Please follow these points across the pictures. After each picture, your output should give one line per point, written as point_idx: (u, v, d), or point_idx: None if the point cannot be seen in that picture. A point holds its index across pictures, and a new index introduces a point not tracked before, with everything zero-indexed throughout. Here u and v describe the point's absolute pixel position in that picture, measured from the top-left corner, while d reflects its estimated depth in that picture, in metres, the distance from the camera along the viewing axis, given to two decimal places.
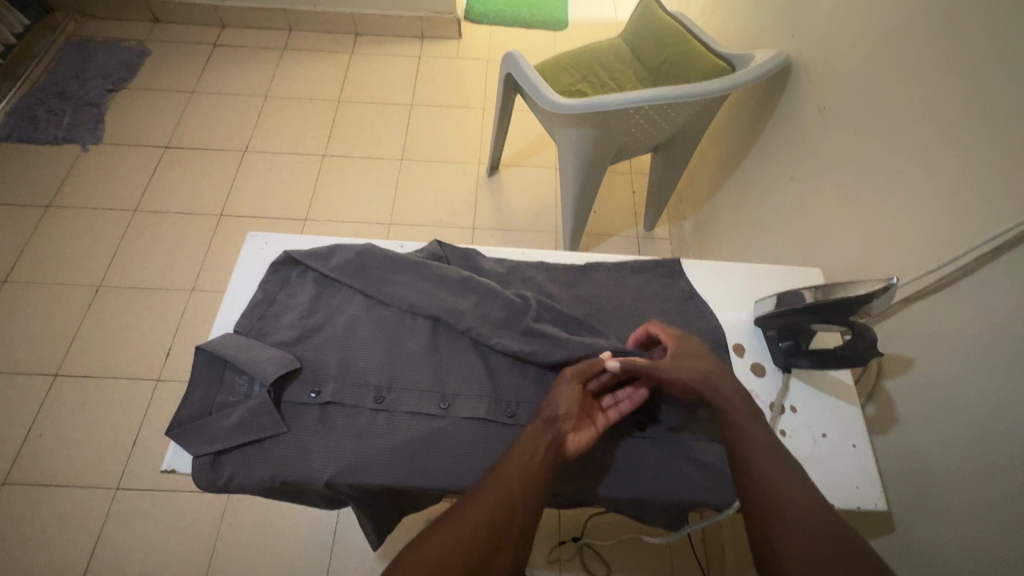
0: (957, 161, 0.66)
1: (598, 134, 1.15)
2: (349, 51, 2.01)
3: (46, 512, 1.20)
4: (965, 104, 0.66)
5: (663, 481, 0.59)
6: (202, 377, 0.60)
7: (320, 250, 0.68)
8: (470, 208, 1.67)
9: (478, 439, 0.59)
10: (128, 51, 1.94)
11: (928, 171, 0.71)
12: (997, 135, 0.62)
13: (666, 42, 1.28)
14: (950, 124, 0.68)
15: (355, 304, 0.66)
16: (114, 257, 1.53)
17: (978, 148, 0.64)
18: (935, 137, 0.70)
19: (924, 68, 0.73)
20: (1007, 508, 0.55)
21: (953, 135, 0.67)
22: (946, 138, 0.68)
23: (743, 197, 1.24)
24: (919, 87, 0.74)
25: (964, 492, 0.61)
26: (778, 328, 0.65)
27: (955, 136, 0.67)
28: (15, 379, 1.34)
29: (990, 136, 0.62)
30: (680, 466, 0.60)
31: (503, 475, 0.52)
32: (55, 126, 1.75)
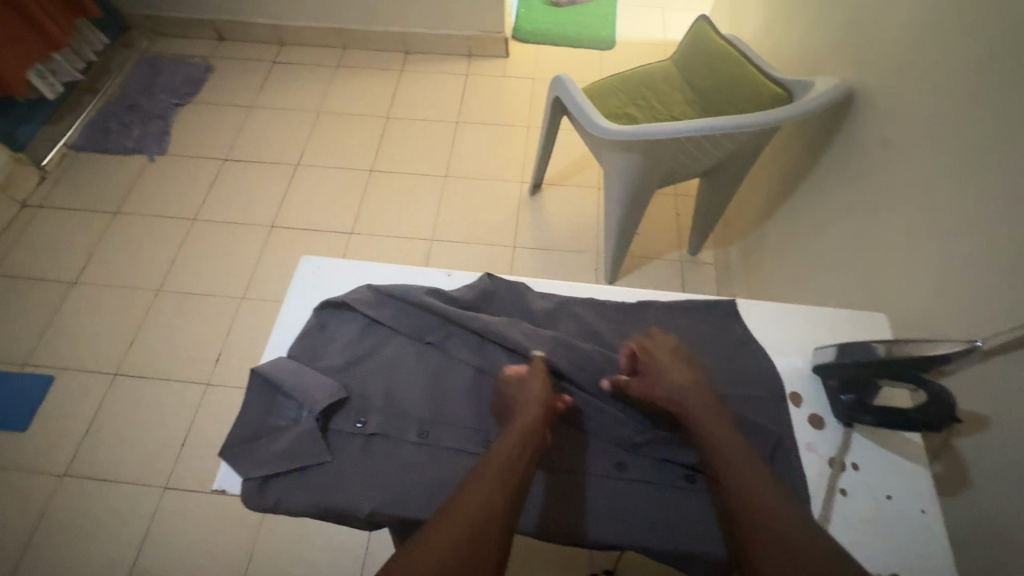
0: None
1: (646, 159, 1.13)
2: (399, 68, 2.07)
3: (99, 505, 1.26)
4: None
5: (662, 520, 0.58)
6: (255, 399, 0.62)
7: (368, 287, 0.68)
8: (511, 226, 1.68)
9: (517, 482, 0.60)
10: (194, 68, 2.06)
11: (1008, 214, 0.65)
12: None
13: (719, 67, 1.25)
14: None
15: (401, 338, 0.66)
16: (172, 263, 1.61)
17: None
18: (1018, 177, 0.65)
19: (1005, 104, 0.68)
20: None
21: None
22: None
23: (795, 227, 1.20)
24: (998, 124, 0.69)
25: None
26: (840, 379, 0.61)
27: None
28: (79, 376, 1.42)
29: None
30: (676, 503, 0.59)
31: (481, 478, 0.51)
32: (126, 137, 1.87)
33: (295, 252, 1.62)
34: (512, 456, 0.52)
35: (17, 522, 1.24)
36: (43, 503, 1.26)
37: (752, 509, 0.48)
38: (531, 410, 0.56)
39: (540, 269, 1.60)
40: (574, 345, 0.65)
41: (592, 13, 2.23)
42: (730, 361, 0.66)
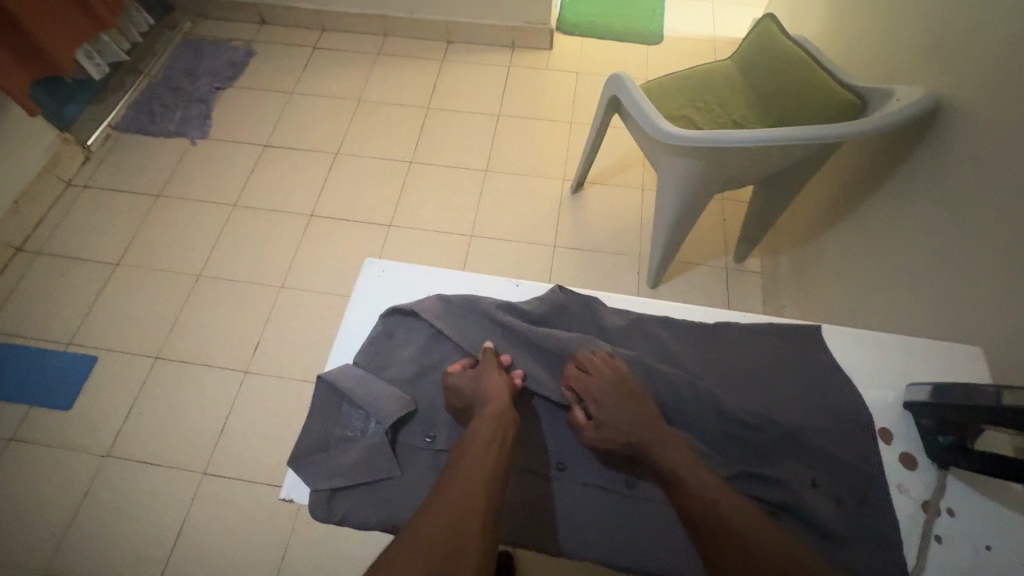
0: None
1: (707, 166, 1.09)
2: (440, 58, 2.03)
3: (140, 487, 1.28)
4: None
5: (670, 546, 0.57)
6: (322, 406, 0.60)
7: (435, 300, 0.66)
8: (551, 225, 1.65)
9: (587, 501, 0.61)
10: (235, 51, 2.05)
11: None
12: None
13: (785, 70, 1.19)
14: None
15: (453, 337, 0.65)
16: (212, 248, 1.62)
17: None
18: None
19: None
20: None
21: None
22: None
23: (858, 241, 1.14)
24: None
25: None
26: (936, 419, 0.58)
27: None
28: (121, 358, 1.44)
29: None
30: None
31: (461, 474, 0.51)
32: (168, 120, 1.87)
33: (334, 242, 1.62)
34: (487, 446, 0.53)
35: (63, 499, 1.26)
36: (86, 483, 1.28)
37: (723, 530, 0.49)
38: (494, 403, 0.57)
39: (579, 271, 1.57)
40: (652, 366, 0.63)
41: (638, 6, 2.16)
42: (814, 390, 0.63)
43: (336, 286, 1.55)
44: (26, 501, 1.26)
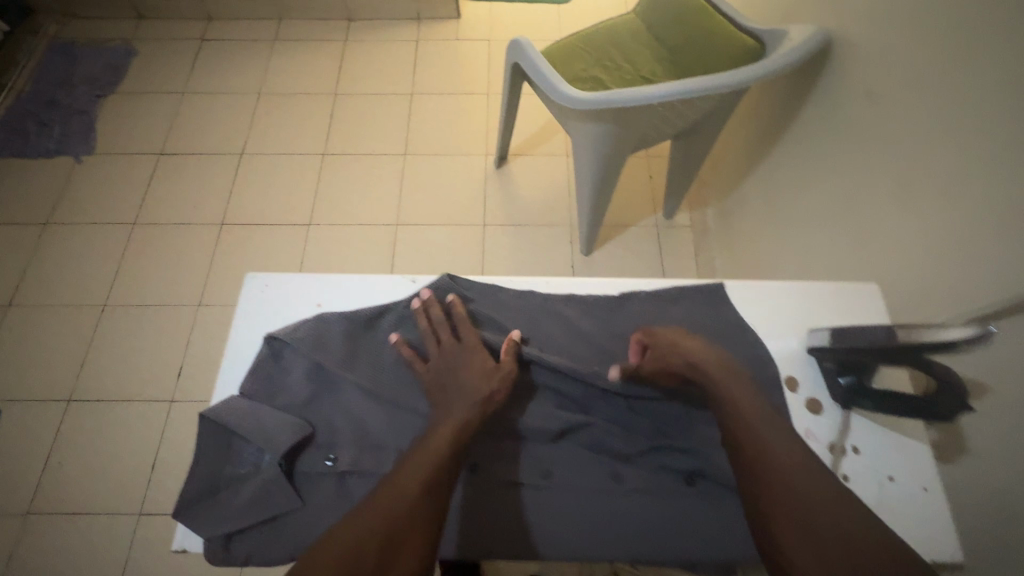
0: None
1: (617, 127, 1.06)
2: (343, 38, 1.90)
3: (73, 540, 1.19)
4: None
5: (597, 526, 0.58)
6: (207, 448, 0.55)
7: (306, 326, 0.60)
8: (480, 203, 1.60)
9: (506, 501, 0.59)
10: (113, 52, 1.85)
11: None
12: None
13: (686, 20, 1.17)
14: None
15: (426, 321, 0.62)
16: (117, 274, 1.49)
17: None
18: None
19: (1013, 44, 0.63)
20: None
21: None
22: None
23: (773, 186, 1.15)
24: (1007, 68, 0.64)
25: None
26: (838, 361, 0.58)
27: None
28: (30, 407, 1.32)
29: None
30: (615, 507, 0.59)
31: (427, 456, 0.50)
32: (46, 137, 1.69)
33: (252, 251, 1.52)
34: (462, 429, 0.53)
35: None
36: (11, 545, 1.19)
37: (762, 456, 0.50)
38: (470, 384, 0.56)
39: (513, 247, 1.53)
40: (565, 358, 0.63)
41: None
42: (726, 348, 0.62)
43: None
44: None
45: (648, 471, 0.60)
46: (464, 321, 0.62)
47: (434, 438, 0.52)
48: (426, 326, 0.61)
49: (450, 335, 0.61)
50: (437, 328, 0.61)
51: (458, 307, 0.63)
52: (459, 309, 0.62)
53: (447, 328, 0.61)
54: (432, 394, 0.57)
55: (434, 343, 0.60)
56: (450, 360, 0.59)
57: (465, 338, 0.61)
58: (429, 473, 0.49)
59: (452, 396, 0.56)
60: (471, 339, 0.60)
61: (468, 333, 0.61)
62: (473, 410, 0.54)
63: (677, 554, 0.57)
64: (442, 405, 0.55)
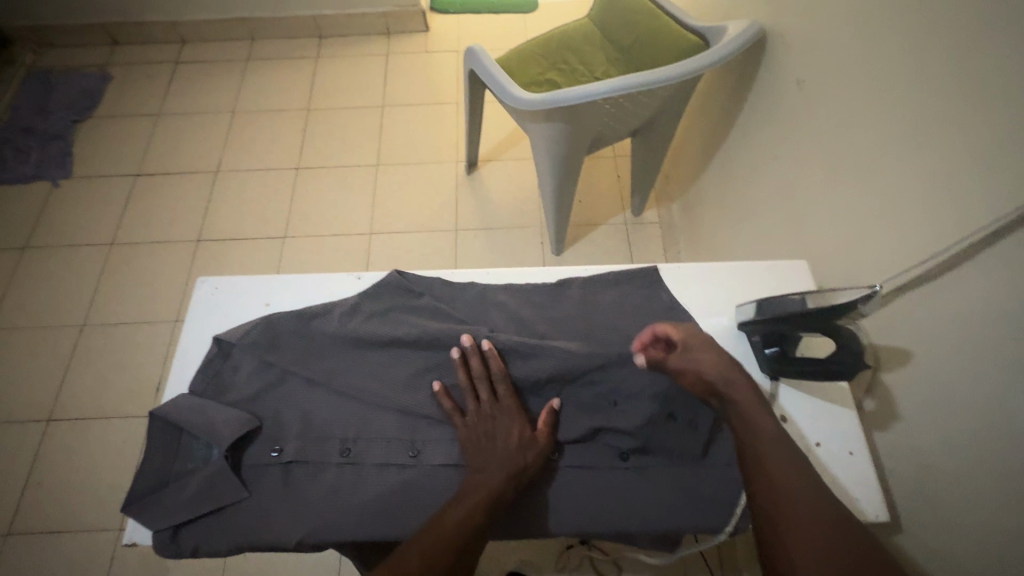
0: (964, 123, 0.61)
1: (571, 126, 1.09)
2: (315, 55, 1.95)
3: (53, 558, 1.20)
4: (968, 62, 0.61)
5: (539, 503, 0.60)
6: (158, 444, 0.57)
7: (250, 327, 0.63)
8: (452, 209, 1.63)
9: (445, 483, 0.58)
10: (89, 78, 1.89)
11: (932, 137, 0.65)
12: (1014, 87, 0.55)
13: (634, 22, 1.21)
14: (946, 86, 0.63)
15: (466, 375, 0.61)
16: (95, 294, 1.51)
17: (990, 101, 0.58)
18: (940, 103, 0.64)
19: (917, 27, 0.67)
20: (1005, 505, 0.53)
21: (958, 97, 0.62)
22: (952, 96, 0.62)
23: (728, 177, 1.19)
24: (914, 49, 0.68)
25: (961, 486, 0.58)
26: (763, 334, 0.61)
27: (962, 92, 0.61)
28: (9, 428, 1.33)
29: (1011, 90, 0.56)
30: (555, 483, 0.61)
31: (455, 519, 0.52)
32: (23, 163, 1.71)
33: (228, 265, 1.54)
34: (495, 486, 0.54)
35: None
36: None
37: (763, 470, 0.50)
38: (503, 446, 0.57)
39: (485, 250, 1.56)
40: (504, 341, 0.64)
41: None
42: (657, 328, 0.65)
43: None
44: None
45: (586, 447, 0.63)
46: (500, 377, 0.61)
47: (466, 501, 0.53)
48: (466, 381, 0.61)
49: (488, 392, 0.60)
50: (476, 381, 0.61)
51: (493, 359, 0.62)
52: (495, 363, 0.61)
53: (485, 383, 0.61)
54: (468, 451, 0.58)
55: (473, 399, 0.60)
56: (491, 420, 0.59)
57: (501, 394, 0.60)
58: (461, 536, 0.51)
59: (489, 457, 0.57)
60: (507, 398, 0.60)
61: (505, 390, 0.61)
62: (507, 475, 0.55)
63: (613, 528, 0.59)
64: (478, 467, 0.56)
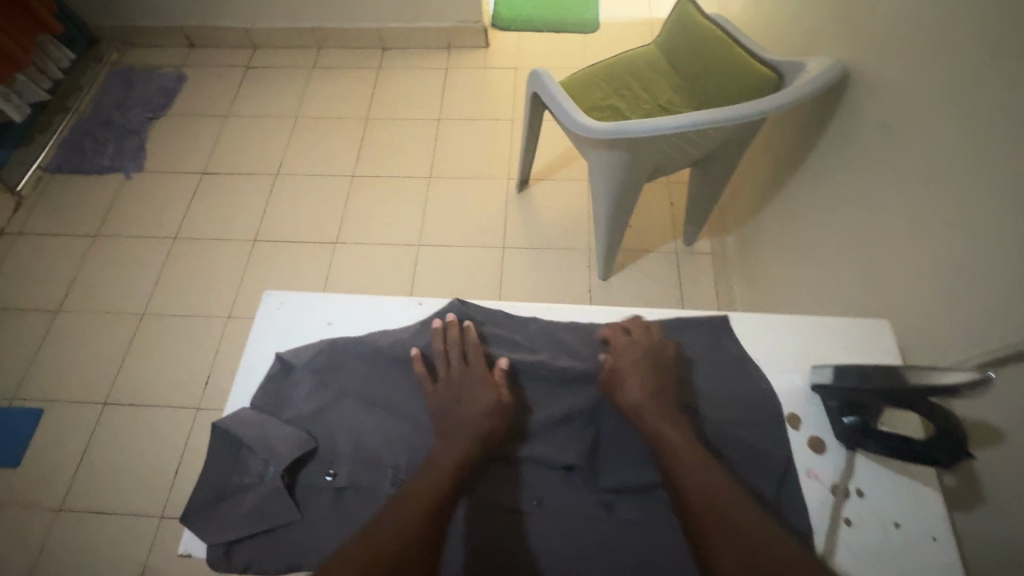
0: None
1: (632, 155, 1.08)
2: (376, 66, 2.00)
3: (97, 538, 1.25)
4: None
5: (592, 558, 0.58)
6: (219, 456, 0.59)
7: (313, 348, 0.64)
8: (500, 225, 1.63)
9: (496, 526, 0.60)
10: (166, 78, 1.99)
11: None
12: None
13: (703, 51, 1.18)
14: None
15: (441, 342, 0.64)
16: (155, 285, 1.58)
17: None
18: None
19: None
20: None
21: None
22: None
23: (793, 216, 1.14)
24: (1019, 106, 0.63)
25: None
26: (842, 401, 0.58)
27: None
28: (68, 407, 1.40)
29: None
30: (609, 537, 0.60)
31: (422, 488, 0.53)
32: (101, 156, 1.81)
33: (281, 266, 1.59)
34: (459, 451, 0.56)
35: (17, 556, 1.23)
36: (41, 539, 1.25)
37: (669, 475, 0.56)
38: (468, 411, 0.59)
39: (531, 269, 1.55)
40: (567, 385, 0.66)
41: None
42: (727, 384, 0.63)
43: None
44: None
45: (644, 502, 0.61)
46: (473, 346, 0.64)
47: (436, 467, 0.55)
48: (441, 347, 0.64)
49: (460, 359, 0.63)
50: (450, 350, 0.64)
51: (469, 332, 0.65)
52: (472, 332, 0.65)
53: (459, 349, 0.64)
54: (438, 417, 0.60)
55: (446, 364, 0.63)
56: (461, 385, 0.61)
57: (473, 361, 0.63)
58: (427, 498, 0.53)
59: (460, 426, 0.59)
60: (477, 365, 0.63)
61: (475, 356, 0.63)
62: (472, 441, 0.57)
63: None
64: (447, 435, 0.58)
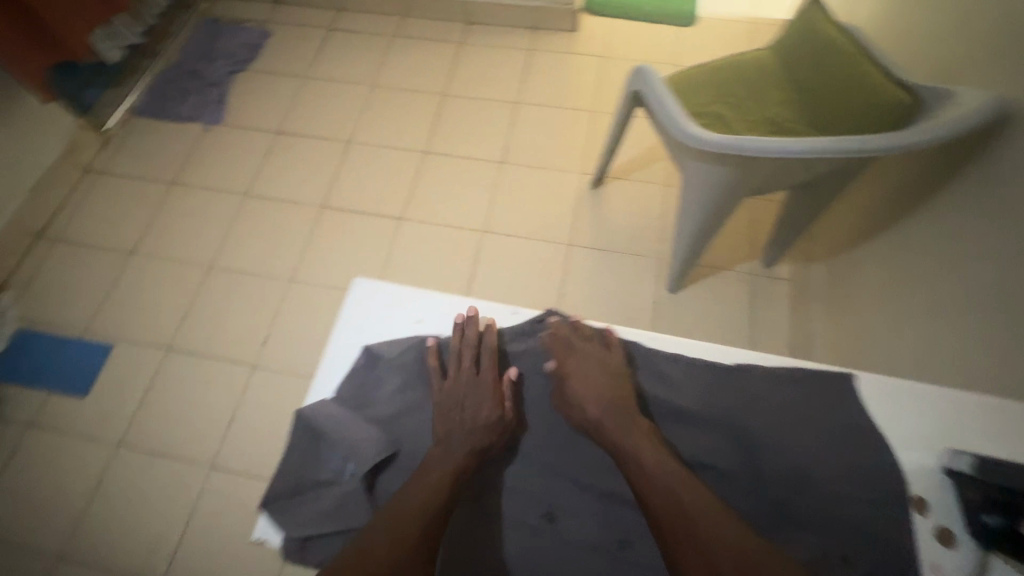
0: None
1: (735, 173, 1.00)
2: (459, 40, 1.94)
3: (151, 478, 1.30)
4: None
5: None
6: (299, 455, 0.78)
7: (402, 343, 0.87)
8: (568, 221, 1.57)
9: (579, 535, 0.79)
10: (251, 33, 2.00)
11: None
12: None
13: (829, 65, 1.08)
14: None
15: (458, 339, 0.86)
16: (224, 239, 1.61)
17: None
18: None
19: None
20: None
21: None
22: None
23: (911, 258, 1.04)
24: None
25: None
26: None
27: None
28: (134, 348, 1.46)
29: None
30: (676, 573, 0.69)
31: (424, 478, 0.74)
32: (184, 104, 1.85)
33: (345, 236, 1.58)
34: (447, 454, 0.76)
35: (78, 484, 1.30)
36: (101, 471, 1.31)
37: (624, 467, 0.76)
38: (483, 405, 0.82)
39: (596, 271, 1.49)
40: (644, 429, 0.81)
41: None
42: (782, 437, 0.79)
43: (345, 281, 1.52)
44: (43, 485, 1.30)
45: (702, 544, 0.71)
46: (487, 363, 0.85)
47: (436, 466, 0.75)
48: (456, 350, 0.85)
49: (469, 364, 0.84)
50: (466, 357, 0.85)
51: (488, 348, 0.85)
52: (489, 344, 0.85)
53: (470, 358, 0.85)
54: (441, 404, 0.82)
55: (457, 370, 0.84)
56: (467, 389, 0.82)
57: (484, 372, 0.84)
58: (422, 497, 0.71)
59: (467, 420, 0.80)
60: (485, 374, 0.84)
61: (487, 366, 0.85)
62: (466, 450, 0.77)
63: None
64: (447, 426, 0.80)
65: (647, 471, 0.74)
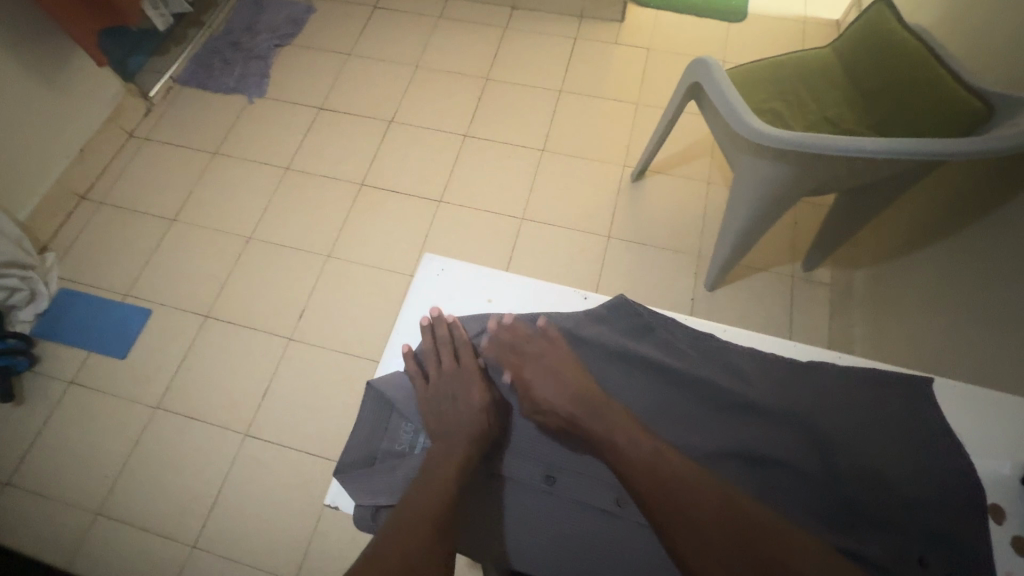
0: None
1: (793, 172, 0.99)
2: (504, 25, 1.93)
3: (187, 441, 1.33)
4: None
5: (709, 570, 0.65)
6: (372, 425, 0.82)
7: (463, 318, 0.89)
8: (607, 213, 1.56)
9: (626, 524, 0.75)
10: (296, 7, 2.00)
11: None
12: None
13: (895, 70, 1.06)
14: None
15: (429, 339, 0.87)
16: (264, 212, 1.62)
17: None
18: None
19: None
20: None
21: None
22: None
23: (967, 268, 1.03)
24: None
25: None
26: None
27: None
28: (173, 314, 1.48)
29: None
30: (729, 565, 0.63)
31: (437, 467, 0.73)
32: (228, 75, 1.85)
33: (384, 216, 1.59)
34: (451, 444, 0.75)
35: (117, 443, 1.33)
36: (139, 431, 1.34)
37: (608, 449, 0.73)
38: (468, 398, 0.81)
39: (633, 264, 1.49)
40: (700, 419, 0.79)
41: None
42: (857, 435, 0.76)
43: (382, 260, 1.53)
44: (81, 442, 1.33)
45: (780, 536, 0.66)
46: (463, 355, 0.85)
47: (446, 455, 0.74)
48: (430, 347, 0.86)
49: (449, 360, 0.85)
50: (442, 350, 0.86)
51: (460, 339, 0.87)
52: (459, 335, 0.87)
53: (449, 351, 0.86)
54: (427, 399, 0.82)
55: (435, 367, 0.84)
56: (448, 383, 0.83)
57: (464, 361, 0.85)
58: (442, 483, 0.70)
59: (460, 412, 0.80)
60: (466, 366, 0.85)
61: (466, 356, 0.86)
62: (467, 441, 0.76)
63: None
64: (436, 419, 0.79)
65: (623, 453, 0.71)
